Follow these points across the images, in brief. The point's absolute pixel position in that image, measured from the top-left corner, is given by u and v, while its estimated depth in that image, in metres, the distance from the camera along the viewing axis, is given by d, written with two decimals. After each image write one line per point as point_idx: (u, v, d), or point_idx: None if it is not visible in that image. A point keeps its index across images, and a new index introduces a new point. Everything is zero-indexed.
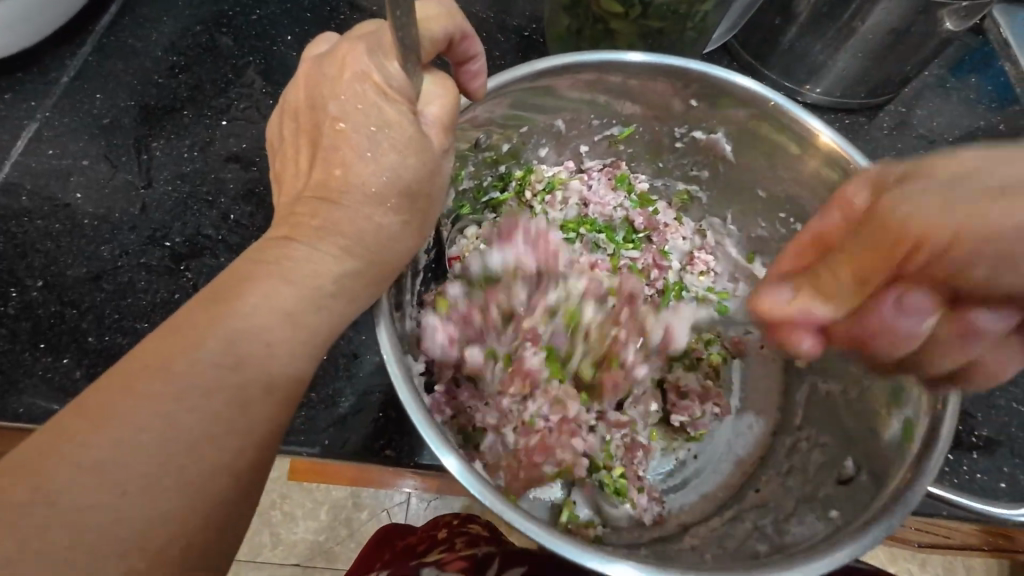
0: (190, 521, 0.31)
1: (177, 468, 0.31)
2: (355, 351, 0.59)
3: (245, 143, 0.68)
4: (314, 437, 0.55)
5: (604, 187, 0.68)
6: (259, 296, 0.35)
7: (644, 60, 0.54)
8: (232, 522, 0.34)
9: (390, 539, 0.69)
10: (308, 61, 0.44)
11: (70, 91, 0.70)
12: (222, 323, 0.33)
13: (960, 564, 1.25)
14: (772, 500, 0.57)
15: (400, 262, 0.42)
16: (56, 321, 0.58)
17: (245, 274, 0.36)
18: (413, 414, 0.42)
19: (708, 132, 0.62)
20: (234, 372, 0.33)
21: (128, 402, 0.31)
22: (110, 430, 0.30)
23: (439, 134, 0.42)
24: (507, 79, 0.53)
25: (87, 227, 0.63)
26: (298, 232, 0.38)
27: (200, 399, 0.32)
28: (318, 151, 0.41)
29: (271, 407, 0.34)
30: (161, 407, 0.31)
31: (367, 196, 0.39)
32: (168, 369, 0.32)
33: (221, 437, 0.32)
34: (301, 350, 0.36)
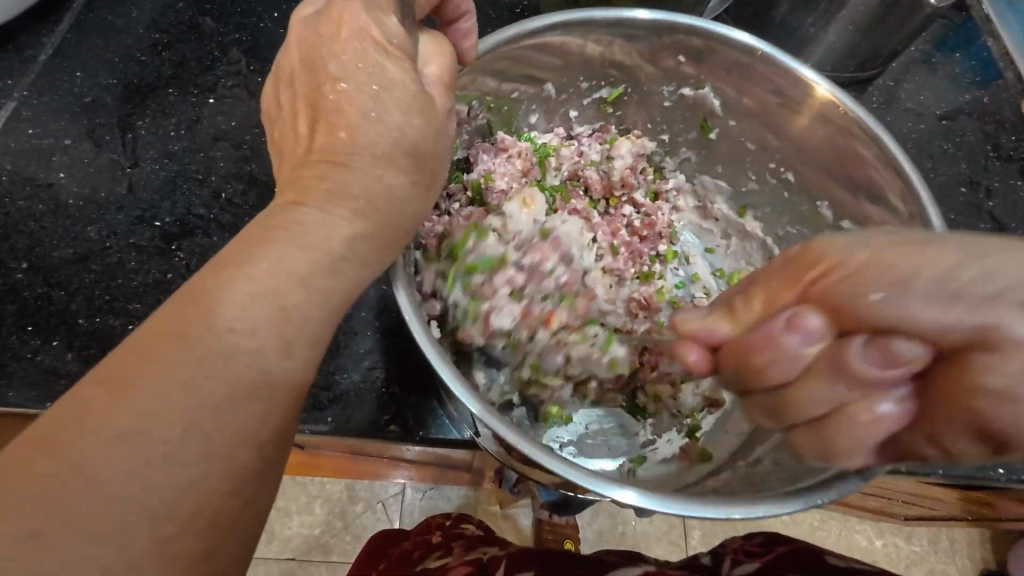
0: (219, 488, 0.31)
1: (203, 435, 0.30)
2: (355, 328, 0.58)
3: (234, 121, 0.66)
4: (318, 415, 0.54)
5: (596, 150, 0.68)
6: (270, 261, 0.34)
7: (650, 18, 0.54)
8: (264, 485, 0.33)
9: (382, 548, 0.68)
10: (296, 21, 0.43)
11: (48, 69, 0.67)
12: (235, 287, 0.33)
13: (943, 535, 1.29)
14: None
15: (412, 228, 0.42)
16: (44, 303, 0.56)
17: (255, 240, 0.35)
18: (441, 370, 0.42)
19: (696, 87, 0.62)
20: (253, 338, 0.32)
21: (139, 368, 0.30)
22: (129, 397, 0.29)
23: (441, 91, 0.43)
24: (504, 38, 0.52)
25: (72, 208, 0.61)
26: (308, 197, 0.38)
27: (218, 367, 0.31)
28: (319, 111, 0.40)
29: (290, 374, 0.34)
30: (180, 376, 0.30)
31: (373, 157, 0.39)
32: (182, 336, 0.31)
33: (243, 403, 0.32)
34: (317, 315, 0.35)
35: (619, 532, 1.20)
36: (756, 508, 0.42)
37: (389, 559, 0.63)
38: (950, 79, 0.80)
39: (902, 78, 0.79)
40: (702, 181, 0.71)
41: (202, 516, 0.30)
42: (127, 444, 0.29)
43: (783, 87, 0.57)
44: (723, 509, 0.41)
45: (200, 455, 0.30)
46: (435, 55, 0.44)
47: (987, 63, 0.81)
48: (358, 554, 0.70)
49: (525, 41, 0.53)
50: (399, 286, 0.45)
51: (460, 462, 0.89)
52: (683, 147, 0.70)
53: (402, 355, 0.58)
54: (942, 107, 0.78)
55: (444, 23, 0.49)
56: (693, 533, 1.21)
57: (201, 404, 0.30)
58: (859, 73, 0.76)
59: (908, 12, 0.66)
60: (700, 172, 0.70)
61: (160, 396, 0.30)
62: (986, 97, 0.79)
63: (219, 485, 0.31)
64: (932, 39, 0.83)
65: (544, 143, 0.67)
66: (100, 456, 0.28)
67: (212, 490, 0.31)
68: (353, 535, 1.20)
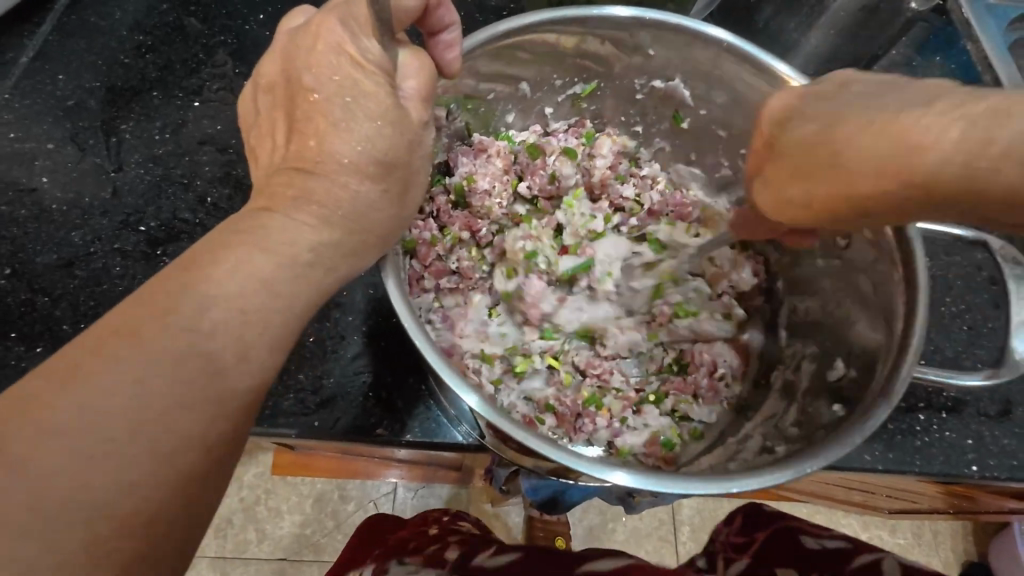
0: (165, 484, 0.31)
1: (150, 438, 0.31)
2: (343, 333, 0.59)
3: (219, 124, 0.66)
4: (303, 419, 0.55)
5: (574, 143, 0.68)
6: (232, 256, 0.35)
7: (632, 15, 0.54)
8: (211, 481, 0.34)
9: (377, 532, 0.70)
10: (285, 32, 0.44)
11: (29, 72, 0.67)
12: (198, 289, 0.33)
13: (927, 528, 1.31)
14: (773, 414, 0.57)
15: (383, 233, 0.43)
16: (27, 310, 0.56)
17: (222, 243, 0.36)
18: (430, 356, 0.43)
19: (667, 80, 0.62)
20: (216, 341, 0.33)
21: (102, 365, 0.30)
22: (80, 392, 0.30)
23: (418, 105, 0.43)
24: (484, 37, 0.52)
25: (55, 212, 0.60)
26: (277, 204, 0.39)
27: (172, 368, 0.31)
28: (294, 120, 0.41)
29: (253, 374, 0.35)
30: (134, 376, 0.31)
31: (342, 165, 0.40)
32: (144, 334, 0.32)
33: (202, 401, 0.32)
34: (281, 318, 0.36)
35: (609, 528, 1.21)
36: (735, 481, 0.41)
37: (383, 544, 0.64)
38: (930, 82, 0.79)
39: None
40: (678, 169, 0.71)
41: (148, 510, 0.31)
42: (76, 439, 0.29)
43: (766, 91, 0.56)
44: (704, 483, 0.41)
45: (149, 451, 0.31)
46: (416, 64, 0.44)
47: (967, 66, 0.80)
48: (352, 537, 0.71)
49: (499, 42, 0.54)
50: (388, 277, 0.45)
51: (450, 462, 0.89)
52: (657, 137, 0.70)
53: (389, 359, 0.58)
54: None
55: (426, 34, 0.48)
56: (683, 529, 1.23)
57: (151, 402, 0.31)
58: None
59: None
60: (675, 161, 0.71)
61: (112, 395, 0.30)
62: None
63: (166, 482, 0.31)
64: (913, 42, 0.81)
65: (524, 141, 0.67)
66: (52, 450, 0.29)
67: (159, 489, 0.31)
68: (345, 534, 1.20)
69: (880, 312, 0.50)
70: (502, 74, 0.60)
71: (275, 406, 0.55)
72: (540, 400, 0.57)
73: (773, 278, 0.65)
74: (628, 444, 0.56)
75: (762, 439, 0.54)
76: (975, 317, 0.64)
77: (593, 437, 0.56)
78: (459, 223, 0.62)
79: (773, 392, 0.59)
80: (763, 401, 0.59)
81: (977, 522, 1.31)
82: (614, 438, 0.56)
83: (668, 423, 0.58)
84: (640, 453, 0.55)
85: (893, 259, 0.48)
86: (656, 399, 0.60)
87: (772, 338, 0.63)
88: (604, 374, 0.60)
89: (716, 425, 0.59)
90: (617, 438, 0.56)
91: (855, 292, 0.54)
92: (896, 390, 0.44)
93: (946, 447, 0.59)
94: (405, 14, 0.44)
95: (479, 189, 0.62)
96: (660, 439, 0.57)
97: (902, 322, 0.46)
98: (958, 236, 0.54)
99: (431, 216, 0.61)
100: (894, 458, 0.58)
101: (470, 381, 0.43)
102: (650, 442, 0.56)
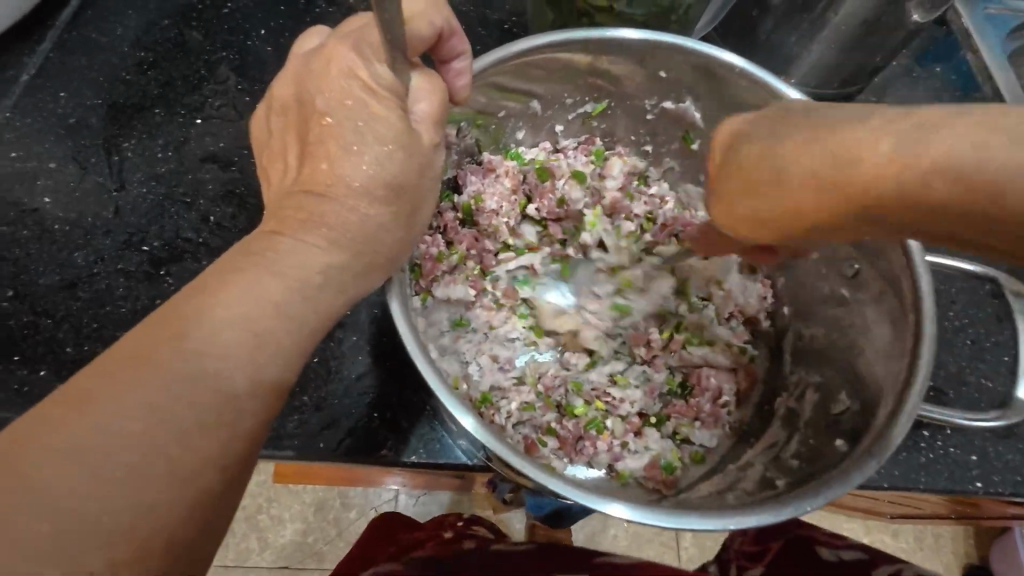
0: (176, 512, 0.31)
1: (161, 466, 0.31)
2: (347, 354, 0.58)
3: (222, 142, 0.66)
4: (308, 441, 0.55)
5: (582, 164, 0.68)
6: (241, 280, 0.35)
7: (641, 37, 0.54)
8: (223, 503, 0.34)
9: (391, 534, 0.68)
10: (296, 56, 0.44)
11: (31, 90, 0.67)
12: (210, 314, 0.33)
13: (928, 533, 1.32)
14: (774, 441, 0.57)
15: (390, 255, 0.43)
16: (30, 331, 0.56)
17: (232, 268, 0.36)
18: (433, 385, 0.43)
19: (677, 102, 0.62)
20: (225, 365, 0.33)
21: (116, 392, 0.30)
22: (95, 418, 0.30)
23: (429, 127, 0.43)
24: (497, 58, 0.52)
25: (57, 232, 0.60)
26: (287, 227, 0.39)
27: (186, 393, 0.32)
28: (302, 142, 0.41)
29: (263, 399, 0.34)
30: (145, 403, 0.31)
31: (353, 189, 0.40)
32: (162, 360, 0.32)
33: (211, 428, 0.32)
34: (293, 343, 0.36)
35: (612, 535, 1.21)
36: (734, 516, 0.41)
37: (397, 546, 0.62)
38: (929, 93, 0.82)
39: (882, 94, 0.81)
40: (688, 189, 0.70)
41: (160, 537, 0.31)
42: (88, 467, 0.29)
43: None
44: (707, 519, 0.41)
45: (165, 480, 0.31)
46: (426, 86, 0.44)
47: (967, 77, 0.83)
48: (361, 534, 0.70)
49: (513, 62, 0.54)
50: (394, 303, 0.45)
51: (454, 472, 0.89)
52: (667, 156, 0.70)
53: (395, 378, 0.58)
54: None
55: (437, 61, 0.48)
56: (685, 535, 1.23)
57: (167, 428, 0.31)
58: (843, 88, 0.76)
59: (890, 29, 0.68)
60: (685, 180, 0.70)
61: (127, 419, 0.30)
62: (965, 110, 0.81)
63: (179, 508, 0.31)
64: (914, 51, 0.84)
65: (533, 159, 0.67)
66: (63, 480, 0.29)
67: (171, 515, 0.31)
68: (347, 543, 1.20)
69: (885, 343, 0.50)
70: (510, 91, 0.59)
71: (279, 428, 0.55)
72: (540, 422, 0.57)
73: (777, 301, 0.65)
74: (628, 467, 0.56)
75: (762, 467, 0.54)
76: (980, 331, 0.65)
77: (595, 459, 0.56)
78: (467, 243, 0.62)
79: (776, 417, 0.59)
80: (765, 427, 0.59)
81: (978, 526, 1.31)
82: (615, 462, 0.56)
83: (669, 446, 0.58)
84: (639, 477, 0.55)
85: (901, 292, 0.48)
86: (657, 421, 0.60)
87: (776, 362, 0.63)
88: (608, 395, 0.60)
89: (717, 450, 0.59)
90: (618, 463, 0.56)
91: (857, 322, 0.54)
92: (896, 430, 0.44)
93: (952, 464, 0.59)
94: (418, 37, 0.44)
95: (486, 206, 0.63)
96: (662, 461, 0.56)
97: (909, 357, 0.46)
98: (966, 270, 0.53)
99: (438, 228, 0.61)
100: (899, 474, 0.58)
101: (468, 405, 0.44)
102: (651, 465, 0.56)
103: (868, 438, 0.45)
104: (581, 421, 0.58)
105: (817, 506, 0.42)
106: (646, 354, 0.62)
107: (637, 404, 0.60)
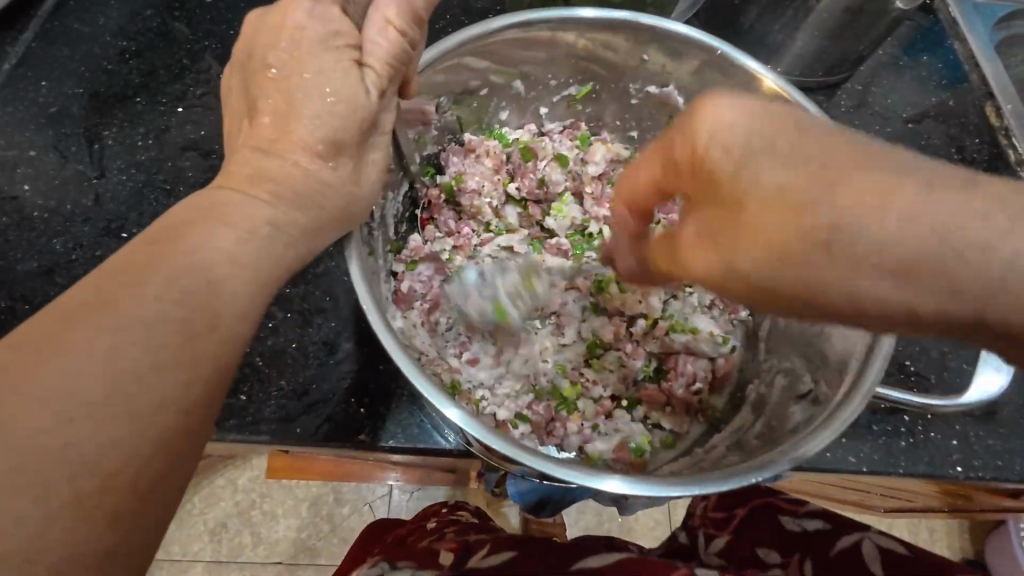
0: (126, 477, 0.30)
1: (109, 427, 0.30)
2: (327, 338, 0.59)
3: (203, 130, 0.66)
4: (285, 426, 0.55)
5: (567, 148, 0.67)
6: (203, 243, 0.35)
7: (597, 16, 0.53)
8: (179, 470, 0.33)
9: (379, 533, 0.69)
10: (257, 22, 0.44)
11: (12, 79, 0.67)
12: (161, 281, 0.33)
13: (924, 526, 1.31)
14: (741, 425, 0.57)
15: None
16: (8, 318, 0.56)
17: (186, 234, 0.36)
18: (404, 365, 0.43)
19: (661, 85, 0.62)
20: (183, 330, 0.33)
21: (64, 343, 0.30)
22: (44, 368, 0.29)
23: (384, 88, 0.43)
24: (475, 33, 0.52)
25: (36, 220, 0.60)
26: (250, 199, 0.39)
27: (137, 355, 0.31)
28: (267, 112, 0.41)
29: (223, 369, 0.35)
30: (95, 367, 0.30)
31: (321, 161, 0.41)
32: (112, 308, 0.32)
33: (160, 394, 0.32)
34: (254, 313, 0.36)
35: (606, 529, 1.21)
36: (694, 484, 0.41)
37: (385, 543, 0.63)
38: (917, 81, 0.82)
39: (870, 82, 0.81)
40: None
41: (110, 506, 0.30)
42: (30, 432, 0.29)
43: (746, 93, 0.56)
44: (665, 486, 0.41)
45: (110, 440, 0.30)
46: (381, 33, 0.43)
47: (953, 65, 0.83)
48: (354, 542, 0.70)
49: (489, 40, 0.53)
50: (356, 275, 0.45)
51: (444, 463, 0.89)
52: (652, 144, 0.69)
53: (373, 363, 0.58)
54: (909, 110, 0.80)
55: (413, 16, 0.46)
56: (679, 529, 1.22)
57: (113, 386, 0.30)
58: (827, 77, 0.77)
59: (872, 15, 0.67)
60: None
61: (74, 373, 0.30)
62: (950, 99, 0.81)
63: (130, 475, 0.30)
64: (900, 41, 0.84)
65: (517, 139, 0.67)
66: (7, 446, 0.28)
67: (118, 478, 0.30)
68: (340, 537, 1.19)
69: None
70: (487, 73, 0.59)
71: (256, 412, 0.55)
72: (512, 405, 0.56)
73: None
74: (598, 451, 0.56)
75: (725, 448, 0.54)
76: None
77: (567, 440, 0.56)
78: (439, 227, 0.63)
79: (746, 405, 0.58)
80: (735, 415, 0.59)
81: (974, 520, 1.30)
82: (584, 444, 0.56)
83: (640, 429, 0.58)
84: (609, 458, 0.55)
85: None
86: (629, 404, 0.60)
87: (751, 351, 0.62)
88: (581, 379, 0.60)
89: (687, 435, 0.59)
90: (588, 444, 0.56)
91: None
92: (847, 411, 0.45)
93: (932, 449, 0.59)
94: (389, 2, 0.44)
95: (464, 180, 0.63)
96: (630, 444, 0.56)
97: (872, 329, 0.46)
98: None
99: (423, 205, 0.63)
100: (880, 459, 0.58)
101: (449, 392, 0.43)
102: (620, 446, 0.56)
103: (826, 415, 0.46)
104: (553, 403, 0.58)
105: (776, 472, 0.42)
106: (624, 341, 0.62)
107: (610, 389, 0.60)
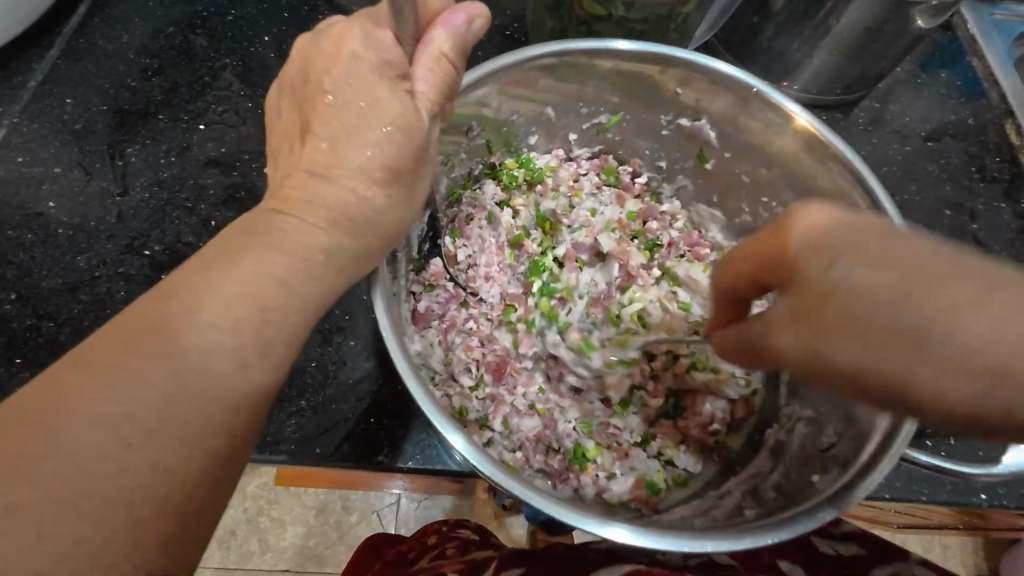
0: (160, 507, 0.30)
1: (144, 458, 0.30)
2: (347, 358, 0.59)
3: (225, 147, 0.67)
4: (305, 446, 0.55)
5: (591, 177, 0.69)
6: (238, 268, 0.36)
7: (631, 48, 0.53)
8: (210, 499, 0.33)
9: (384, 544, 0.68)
10: (296, 48, 0.45)
11: (38, 96, 0.68)
12: (197, 311, 0.33)
13: (937, 543, 1.30)
14: (758, 470, 0.56)
15: (382, 243, 0.43)
16: (32, 334, 0.56)
17: (218, 262, 0.36)
18: (421, 401, 0.42)
19: (693, 119, 0.62)
20: (214, 362, 0.33)
21: (100, 375, 0.30)
22: (80, 400, 0.30)
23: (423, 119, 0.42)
24: (508, 62, 0.52)
25: (61, 237, 0.61)
26: (281, 228, 0.39)
27: (172, 386, 0.31)
28: (299, 139, 0.42)
29: (253, 399, 0.35)
30: (132, 399, 0.30)
31: (345, 187, 0.41)
32: (147, 338, 0.32)
33: (194, 425, 0.32)
34: (284, 343, 0.36)
35: None
36: (713, 541, 0.41)
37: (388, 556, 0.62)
38: (936, 97, 0.81)
39: (888, 99, 0.81)
40: (697, 210, 0.70)
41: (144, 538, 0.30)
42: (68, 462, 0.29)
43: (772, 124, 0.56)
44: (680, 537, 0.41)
45: (147, 471, 0.30)
46: (434, 64, 0.42)
47: (971, 81, 0.82)
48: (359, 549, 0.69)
49: (521, 68, 0.54)
50: (378, 302, 0.45)
51: None
52: (680, 174, 0.69)
53: (392, 383, 0.58)
54: (927, 127, 0.79)
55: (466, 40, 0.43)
56: None
57: (148, 417, 0.30)
58: (846, 94, 0.77)
59: (894, 35, 0.67)
60: (694, 201, 0.71)
61: (111, 405, 0.30)
62: (970, 116, 0.80)
63: (163, 505, 0.31)
64: (918, 57, 0.83)
65: (542, 167, 0.68)
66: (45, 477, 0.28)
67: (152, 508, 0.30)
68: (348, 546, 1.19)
69: None
70: (514, 100, 0.59)
71: (277, 432, 0.55)
72: (526, 437, 0.56)
73: None
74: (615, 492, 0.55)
75: (740, 495, 0.54)
76: None
77: (584, 477, 0.55)
78: (462, 247, 0.63)
79: (764, 449, 0.58)
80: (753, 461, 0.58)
81: (988, 538, 1.28)
82: (602, 487, 0.55)
83: (655, 467, 0.58)
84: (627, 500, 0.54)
85: None
86: (643, 441, 0.59)
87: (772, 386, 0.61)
88: (597, 417, 0.59)
89: (699, 475, 0.59)
90: (605, 492, 0.55)
91: None
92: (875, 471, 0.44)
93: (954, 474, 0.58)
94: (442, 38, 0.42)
95: (485, 214, 0.65)
96: (647, 481, 0.56)
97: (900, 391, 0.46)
98: None
99: (444, 227, 0.63)
100: (902, 486, 0.58)
101: (458, 424, 0.43)
102: (637, 485, 0.56)
103: (851, 478, 0.45)
104: (568, 436, 0.57)
105: (796, 531, 0.42)
106: (647, 379, 0.61)
107: (635, 433, 0.59)
